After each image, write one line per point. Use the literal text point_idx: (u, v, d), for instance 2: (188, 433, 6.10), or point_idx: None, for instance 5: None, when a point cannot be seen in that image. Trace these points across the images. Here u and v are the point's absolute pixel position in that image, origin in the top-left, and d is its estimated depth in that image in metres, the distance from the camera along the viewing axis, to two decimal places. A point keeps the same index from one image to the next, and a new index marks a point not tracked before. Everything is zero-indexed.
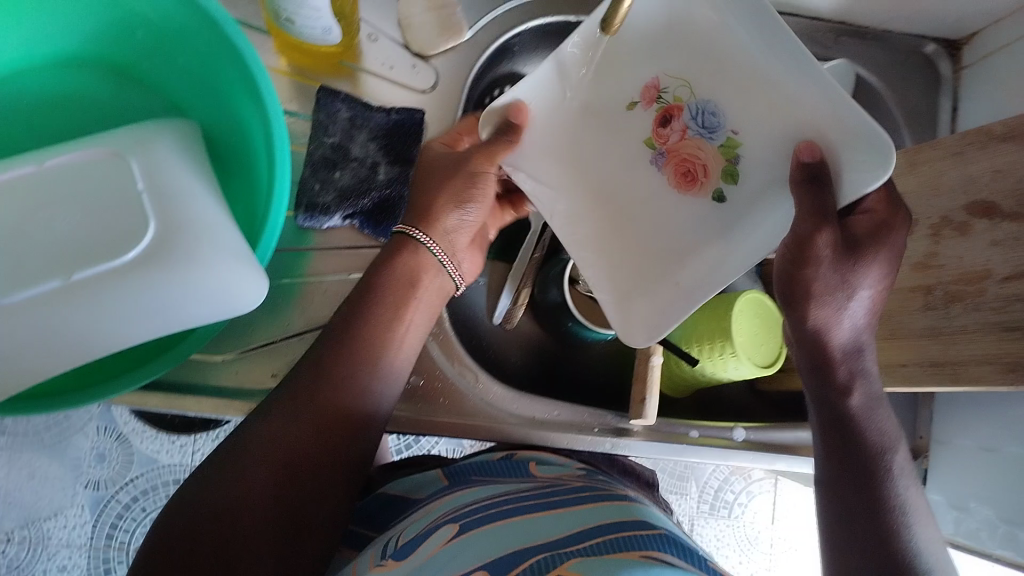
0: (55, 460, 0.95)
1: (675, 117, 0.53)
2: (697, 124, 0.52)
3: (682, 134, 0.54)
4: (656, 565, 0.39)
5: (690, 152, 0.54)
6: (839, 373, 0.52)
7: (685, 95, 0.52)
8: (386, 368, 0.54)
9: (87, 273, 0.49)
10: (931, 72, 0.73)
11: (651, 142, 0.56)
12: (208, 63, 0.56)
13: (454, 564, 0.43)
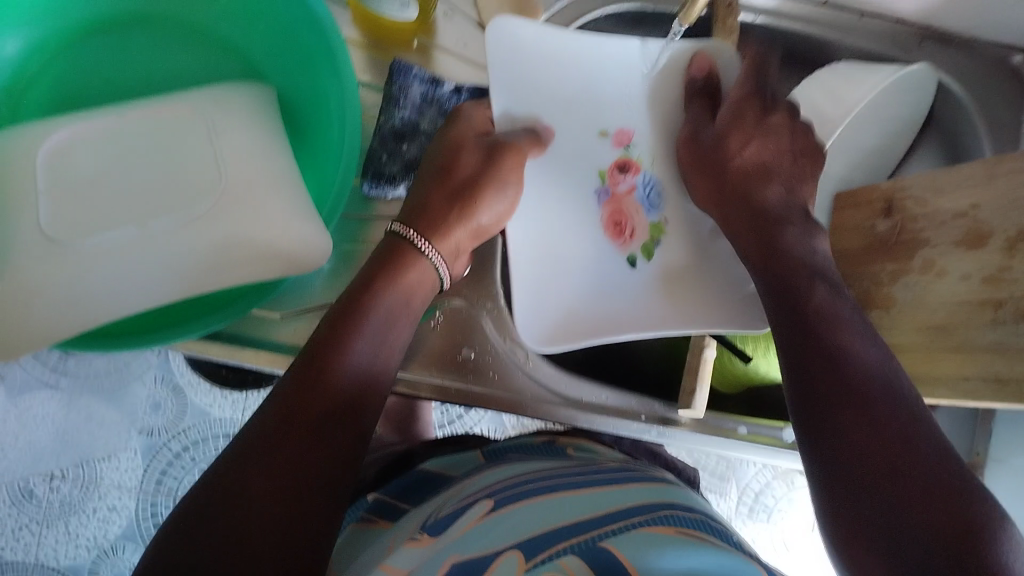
0: (112, 406, 0.99)
1: (628, 174, 0.64)
2: (642, 193, 0.64)
3: (628, 191, 0.64)
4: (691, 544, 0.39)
5: (626, 209, 0.64)
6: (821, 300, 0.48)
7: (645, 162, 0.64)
8: (378, 346, 0.52)
9: (162, 223, 0.51)
10: (1017, 83, 0.71)
11: (603, 177, 0.64)
12: (288, 28, 0.58)
13: (485, 541, 0.44)
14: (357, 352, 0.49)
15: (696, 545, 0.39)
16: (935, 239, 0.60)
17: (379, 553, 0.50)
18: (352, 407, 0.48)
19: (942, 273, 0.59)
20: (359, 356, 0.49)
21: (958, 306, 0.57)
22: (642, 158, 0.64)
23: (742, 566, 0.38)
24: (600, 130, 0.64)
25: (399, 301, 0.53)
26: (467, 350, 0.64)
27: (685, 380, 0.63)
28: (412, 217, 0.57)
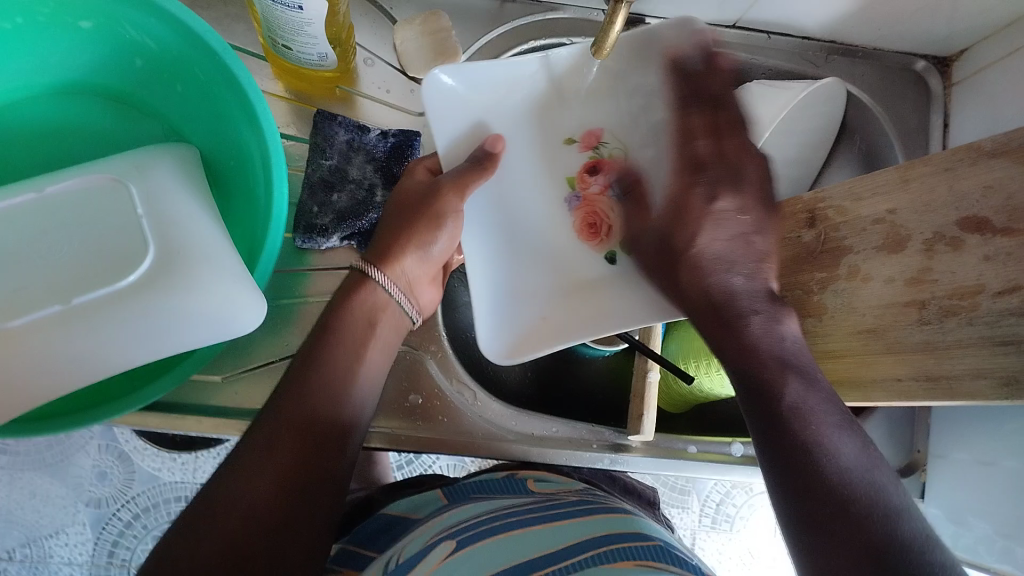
0: (56, 480, 0.95)
1: (599, 174, 0.68)
2: (616, 187, 0.68)
3: (600, 191, 0.68)
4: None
5: (599, 207, 0.68)
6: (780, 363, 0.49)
7: (618, 154, 0.68)
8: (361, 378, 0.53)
9: (87, 298, 0.49)
10: (921, 89, 0.74)
11: (572, 182, 0.69)
12: (206, 89, 0.57)
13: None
14: (336, 373, 0.51)
15: None
16: (858, 246, 0.62)
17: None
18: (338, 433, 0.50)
19: (867, 277, 0.61)
20: (336, 378, 0.51)
21: (885, 309, 0.59)
22: (613, 154, 0.68)
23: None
24: (566, 137, 0.69)
25: (365, 320, 0.54)
26: (414, 396, 0.64)
27: (632, 406, 0.63)
28: (377, 258, 0.57)
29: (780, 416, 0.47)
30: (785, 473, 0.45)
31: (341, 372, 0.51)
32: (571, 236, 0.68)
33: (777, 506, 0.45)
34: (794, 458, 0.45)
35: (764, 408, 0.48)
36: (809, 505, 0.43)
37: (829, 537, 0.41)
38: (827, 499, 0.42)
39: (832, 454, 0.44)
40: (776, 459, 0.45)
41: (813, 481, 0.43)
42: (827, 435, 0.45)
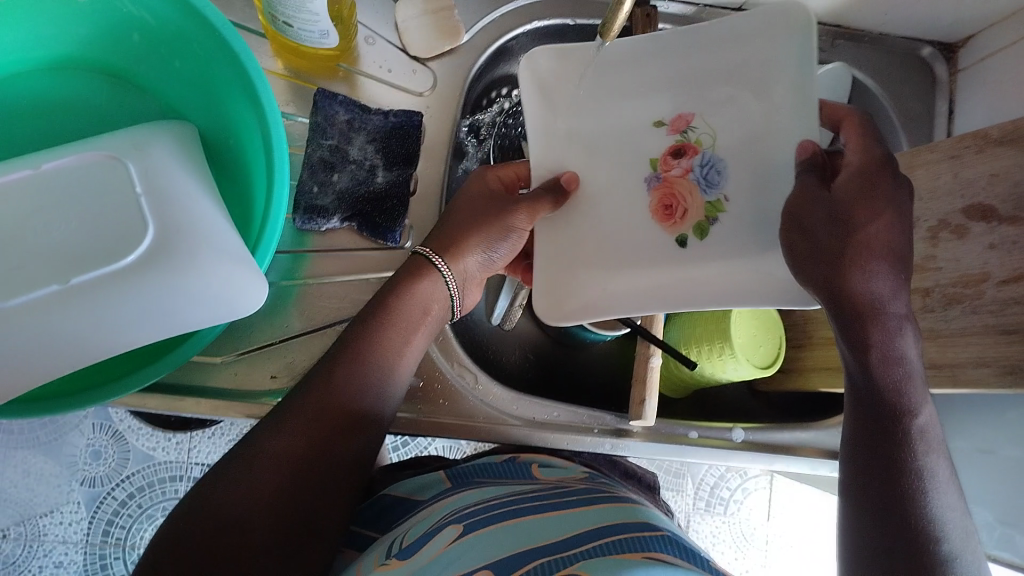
0: (50, 458, 0.95)
1: (685, 157, 0.56)
2: (701, 172, 0.55)
3: (683, 174, 0.56)
4: (656, 565, 0.39)
5: (682, 191, 0.56)
6: (878, 322, 0.46)
7: (706, 141, 0.55)
8: (393, 373, 0.53)
9: (86, 278, 0.48)
10: (926, 74, 0.73)
11: (654, 163, 0.57)
12: (204, 67, 0.56)
13: (459, 562, 0.43)
14: (383, 357, 0.53)
15: (658, 567, 0.39)
16: None
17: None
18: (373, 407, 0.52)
19: None
20: (380, 366, 0.52)
21: None
22: (703, 138, 0.55)
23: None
24: (656, 118, 0.57)
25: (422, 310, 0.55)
26: (414, 379, 0.63)
27: (633, 390, 0.63)
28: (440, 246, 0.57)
29: (883, 408, 0.46)
30: (865, 460, 0.46)
31: (385, 359, 0.53)
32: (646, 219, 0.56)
33: (845, 485, 0.47)
34: (879, 449, 0.46)
35: (860, 384, 0.47)
36: (875, 497, 0.44)
37: (882, 533, 0.43)
38: (891, 496, 0.44)
39: (924, 461, 0.45)
40: (859, 443, 0.47)
41: (898, 475, 0.44)
42: (925, 443, 0.45)
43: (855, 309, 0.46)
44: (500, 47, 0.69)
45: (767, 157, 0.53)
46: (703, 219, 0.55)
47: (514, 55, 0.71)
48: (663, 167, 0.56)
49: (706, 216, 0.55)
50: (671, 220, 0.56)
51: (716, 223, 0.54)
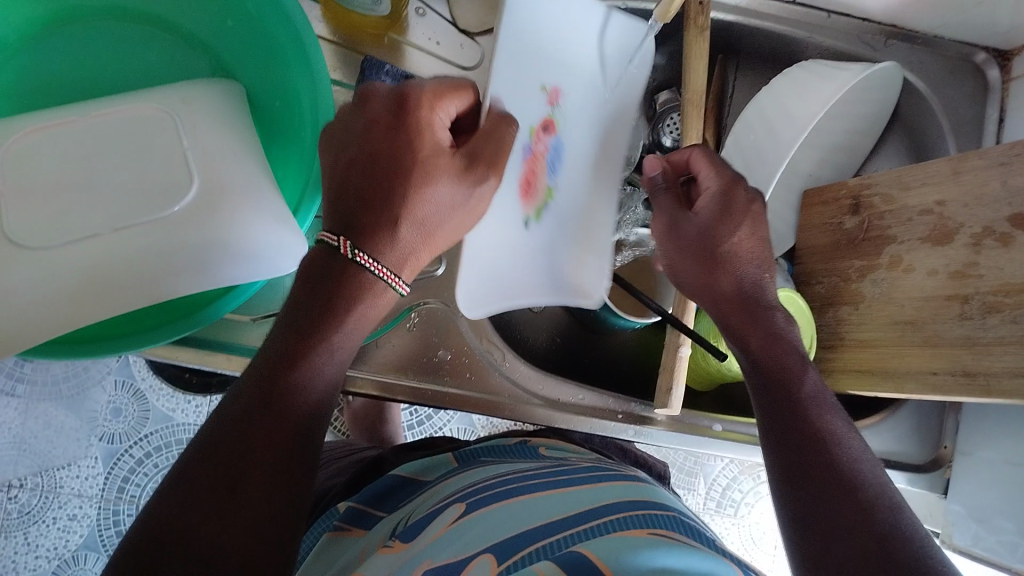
0: (71, 412, 0.96)
1: (546, 135, 0.60)
2: (553, 152, 0.61)
3: (544, 150, 0.60)
4: (666, 543, 0.39)
5: (536, 166, 0.60)
6: (761, 322, 0.54)
7: (559, 122, 0.61)
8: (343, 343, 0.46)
9: (134, 224, 0.49)
10: (979, 80, 0.72)
11: (534, 129, 0.59)
12: (258, 25, 0.57)
13: (459, 544, 0.43)
14: (330, 352, 0.45)
15: (666, 547, 0.38)
16: (902, 235, 0.61)
17: (353, 561, 0.48)
18: (313, 418, 0.44)
19: (908, 269, 0.60)
20: (318, 375, 0.44)
21: (926, 302, 0.58)
22: (560, 119, 0.61)
23: (715, 565, 0.38)
24: (541, 82, 0.59)
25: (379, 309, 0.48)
26: (442, 352, 0.63)
27: (661, 379, 0.63)
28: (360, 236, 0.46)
29: (783, 392, 0.50)
30: (783, 439, 0.48)
31: (333, 353, 0.45)
32: (513, 193, 0.59)
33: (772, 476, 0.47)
34: (794, 426, 0.48)
35: (764, 380, 0.51)
36: (800, 466, 0.46)
37: (817, 494, 0.44)
38: (819, 461, 0.46)
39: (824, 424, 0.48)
40: (772, 431, 0.49)
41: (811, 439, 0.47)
42: (822, 411, 0.49)
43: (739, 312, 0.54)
44: None
45: (596, 186, 0.64)
46: (541, 203, 0.61)
47: None
48: (535, 139, 0.59)
49: (543, 203, 0.61)
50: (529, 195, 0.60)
51: (549, 210, 0.62)
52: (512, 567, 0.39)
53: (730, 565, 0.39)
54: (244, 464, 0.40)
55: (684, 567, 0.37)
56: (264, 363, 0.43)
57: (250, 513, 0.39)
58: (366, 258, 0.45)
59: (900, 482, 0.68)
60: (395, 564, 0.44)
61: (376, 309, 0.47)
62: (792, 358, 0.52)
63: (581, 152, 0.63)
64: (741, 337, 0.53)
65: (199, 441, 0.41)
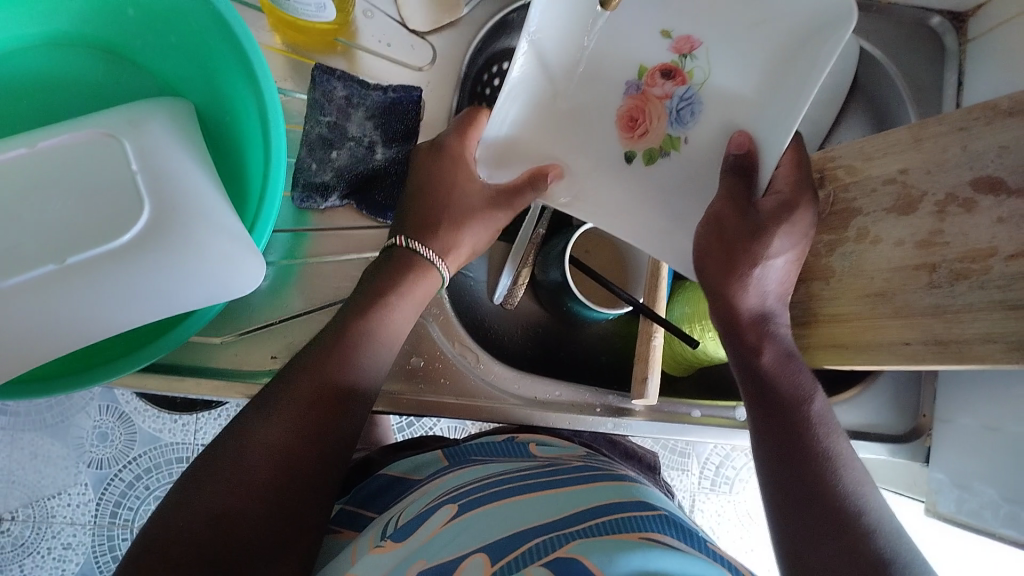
0: (57, 440, 0.95)
1: (672, 81, 0.58)
2: (676, 103, 0.59)
3: (663, 95, 0.59)
4: (654, 546, 0.38)
5: (653, 109, 0.60)
6: (752, 333, 0.54)
7: (699, 77, 0.58)
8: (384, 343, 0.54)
9: (83, 256, 0.48)
10: (936, 45, 0.71)
11: (643, 72, 0.59)
12: (199, 41, 0.55)
13: (454, 545, 0.43)
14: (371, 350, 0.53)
15: (654, 548, 0.38)
16: (868, 207, 0.61)
17: (343, 563, 0.48)
18: (348, 401, 0.51)
19: (876, 240, 0.60)
20: (363, 361, 0.52)
21: (894, 272, 0.58)
22: (694, 71, 0.57)
23: (706, 569, 0.37)
24: (664, 28, 0.57)
25: (395, 304, 0.55)
26: (416, 358, 0.63)
27: (636, 369, 0.62)
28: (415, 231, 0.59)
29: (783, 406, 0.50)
30: (775, 447, 0.49)
31: (373, 354, 0.53)
32: (609, 124, 0.61)
33: (766, 484, 0.48)
34: (786, 434, 0.49)
35: (755, 391, 0.52)
36: (795, 476, 0.47)
37: (816, 509, 0.45)
38: (806, 470, 0.47)
39: (829, 443, 0.49)
40: (767, 433, 0.50)
41: (808, 451, 0.48)
42: (821, 425, 0.50)
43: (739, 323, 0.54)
44: (502, 20, 0.67)
45: (706, 137, 0.59)
46: (658, 148, 0.60)
47: (515, 28, 0.70)
48: (648, 80, 0.59)
49: (660, 147, 0.60)
50: (628, 134, 0.61)
51: (665, 157, 0.60)
52: (506, 568, 0.39)
53: (719, 567, 0.39)
54: (281, 433, 0.47)
55: (675, 569, 0.36)
56: (320, 341, 0.52)
57: (272, 483, 0.46)
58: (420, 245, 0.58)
59: (881, 454, 0.69)
60: (391, 562, 0.43)
61: (416, 295, 0.57)
62: (796, 373, 0.53)
63: (725, 98, 0.57)
64: (745, 347, 0.54)
65: (256, 407, 0.48)
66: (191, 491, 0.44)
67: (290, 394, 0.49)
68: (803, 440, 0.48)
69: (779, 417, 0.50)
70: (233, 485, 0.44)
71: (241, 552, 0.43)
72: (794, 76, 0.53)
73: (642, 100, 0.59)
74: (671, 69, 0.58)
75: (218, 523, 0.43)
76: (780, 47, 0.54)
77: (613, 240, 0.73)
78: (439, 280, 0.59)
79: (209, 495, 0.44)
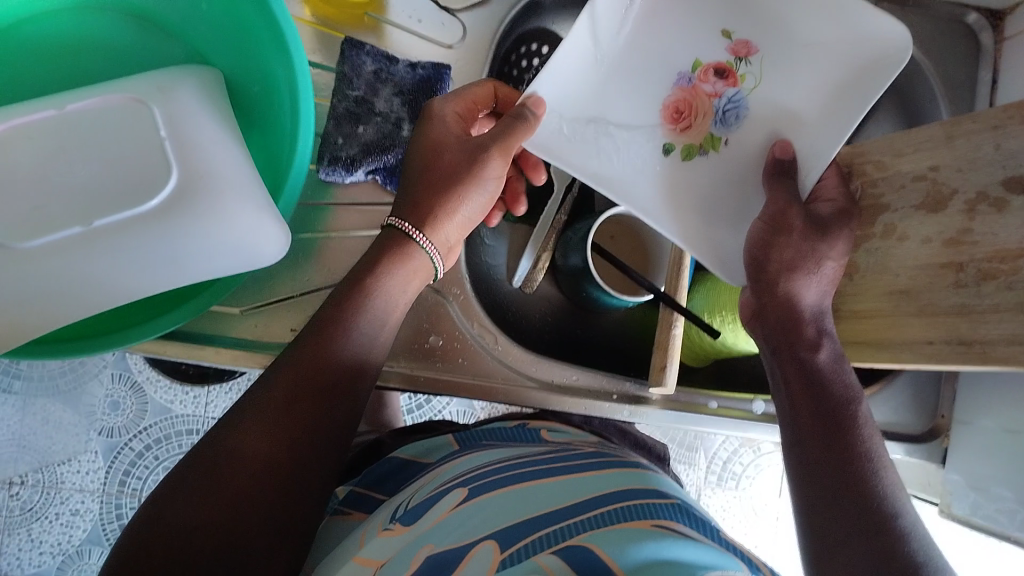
0: (69, 407, 0.95)
1: (723, 80, 0.60)
2: (723, 102, 0.60)
3: (711, 93, 0.60)
4: (668, 535, 0.38)
5: (698, 103, 0.60)
6: (808, 332, 0.52)
7: (749, 83, 0.59)
8: (377, 321, 0.51)
9: (107, 221, 0.48)
10: (972, 43, 0.70)
11: (698, 67, 0.60)
12: (232, 9, 0.55)
13: (461, 530, 0.43)
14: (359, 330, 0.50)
15: (670, 538, 0.38)
16: (895, 204, 0.60)
17: (351, 547, 0.48)
18: (345, 383, 0.49)
19: (902, 237, 0.59)
20: (356, 341, 0.50)
21: (920, 270, 0.57)
22: (745, 77, 0.60)
23: (721, 560, 0.37)
24: (723, 33, 0.60)
25: (400, 284, 0.52)
26: (434, 337, 0.62)
27: (655, 357, 0.62)
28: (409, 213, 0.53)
29: (830, 408, 0.49)
30: (808, 446, 0.48)
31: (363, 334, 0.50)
32: (655, 111, 0.60)
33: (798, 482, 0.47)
34: (830, 440, 0.47)
35: (795, 388, 0.51)
36: (827, 477, 0.46)
37: (844, 512, 0.44)
38: (846, 485, 0.45)
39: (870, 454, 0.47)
40: (810, 438, 0.48)
41: (851, 463, 0.46)
42: (867, 434, 0.48)
43: (787, 317, 0.53)
44: (533, 1, 0.66)
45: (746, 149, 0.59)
46: (697, 145, 0.60)
47: (544, 10, 0.69)
48: (701, 75, 0.60)
49: (699, 145, 0.60)
50: (672, 123, 0.60)
51: (702, 155, 0.60)
52: (513, 556, 0.39)
53: (735, 559, 0.38)
54: (278, 419, 0.46)
55: (691, 558, 0.36)
56: (310, 326, 0.49)
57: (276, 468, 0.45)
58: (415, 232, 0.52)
59: (898, 453, 0.68)
60: (393, 553, 0.43)
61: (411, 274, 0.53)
62: (847, 376, 0.51)
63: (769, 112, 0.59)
64: (799, 344, 0.52)
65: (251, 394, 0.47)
66: (202, 477, 0.43)
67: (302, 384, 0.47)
68: (847, 448, 0.47)
69: (826, 422, 0.48)
70: (239, 473, 0.44)
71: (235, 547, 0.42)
72: (854, 100, 0.56)
73: (691, 96, 0.60)
74: (722, 68, 0.60)
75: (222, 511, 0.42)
76: (839, 68, 0.57)
77: (637, 229, 0.73)
78: (432, 269, 0.55)
79: (217, 482, 0.43)
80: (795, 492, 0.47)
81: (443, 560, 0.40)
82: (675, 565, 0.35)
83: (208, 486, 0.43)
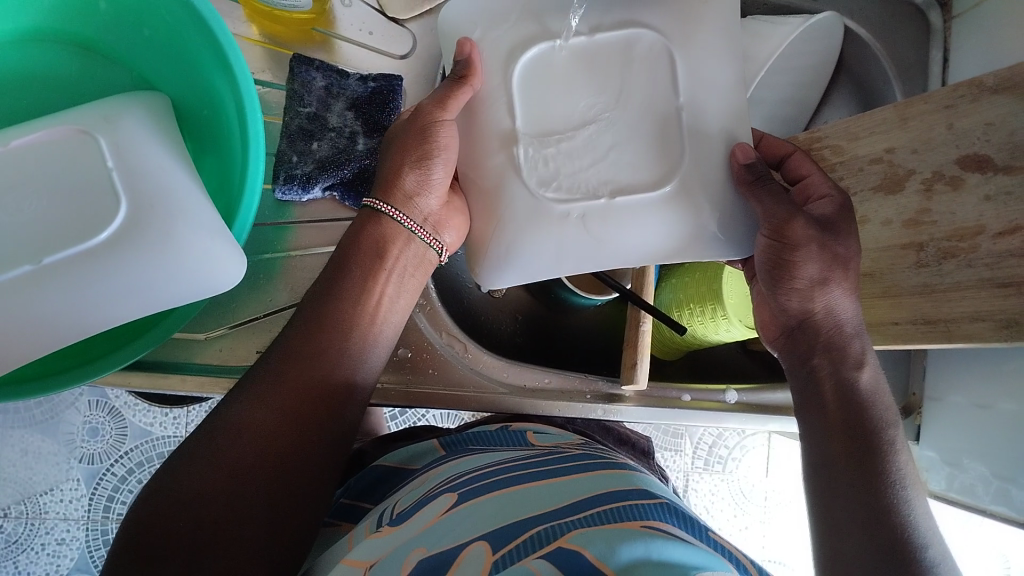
0: (47, 436, 0.94)
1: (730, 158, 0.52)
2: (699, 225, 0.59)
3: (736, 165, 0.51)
4: (657, 535, 0.38)
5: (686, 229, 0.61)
6: (852, 349, 0.49)
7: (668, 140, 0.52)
8: (365, 336, 0.52)
9: (59, 257, 0.47)
10: (921, 22, 0.71)
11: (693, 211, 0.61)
12: (176, 36, 0.54)
13: (457, 532, 0.43)
14: (347, 341, 0.51)
15: (658, 538, 0.38)
16: (853, 186, 0.59)
17: (339, 550, 0.48)
18: (332, 400, 0.49)
19: (863, 220, 0.59)
20: (341, 359, 0.50)
21: (883, 252, 0.57)
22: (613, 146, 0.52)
23: (710, 560, 0.37)
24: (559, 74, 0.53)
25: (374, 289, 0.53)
26: (403, 350, 0.62)
27: (625, 355, 0.62)
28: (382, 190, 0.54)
29: (860, 426, 0.46)
30: (825, 424, 0.48)
31: (355, 345, 0.51)
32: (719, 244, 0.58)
33: (813, 446, 0.47)
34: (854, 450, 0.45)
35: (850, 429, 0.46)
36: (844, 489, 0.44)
37: (871, 545, 0.41)
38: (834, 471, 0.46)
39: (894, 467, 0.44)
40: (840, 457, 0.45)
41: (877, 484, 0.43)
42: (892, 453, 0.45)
43: (816, 330, 0.51)
44: None
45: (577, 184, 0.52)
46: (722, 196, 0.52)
47: None
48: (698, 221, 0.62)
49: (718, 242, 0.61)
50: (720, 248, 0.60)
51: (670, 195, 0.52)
52: (504, 558, 0.39)
53: (722, 559, 0.38)
54: (263, 423, 0.46)
55: (680, 560, 0.36)
56: (294, 327, 0.50)
57: (261, 472, 0.45)
58: (388, 207, 0.54)
59: None
60: (384, 553, 0.43)
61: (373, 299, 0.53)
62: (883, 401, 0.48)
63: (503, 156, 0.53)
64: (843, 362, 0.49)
65: (243, 386, 0.48)
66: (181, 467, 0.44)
67: (281, 384, 0.47)
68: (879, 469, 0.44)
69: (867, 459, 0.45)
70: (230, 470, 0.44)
71: (231, 545, 0.42)
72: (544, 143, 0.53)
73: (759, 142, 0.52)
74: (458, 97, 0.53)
75: (211, 509, 0.43)
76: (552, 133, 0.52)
77: None
78: (434, 263, 0.57)
79: (202, 473, 0.44)
80: (835, 521, 0.43)
81: (434, 564, 0.40)
82: (667, 566, 0.35)
83: (189, 480, 0.43)
